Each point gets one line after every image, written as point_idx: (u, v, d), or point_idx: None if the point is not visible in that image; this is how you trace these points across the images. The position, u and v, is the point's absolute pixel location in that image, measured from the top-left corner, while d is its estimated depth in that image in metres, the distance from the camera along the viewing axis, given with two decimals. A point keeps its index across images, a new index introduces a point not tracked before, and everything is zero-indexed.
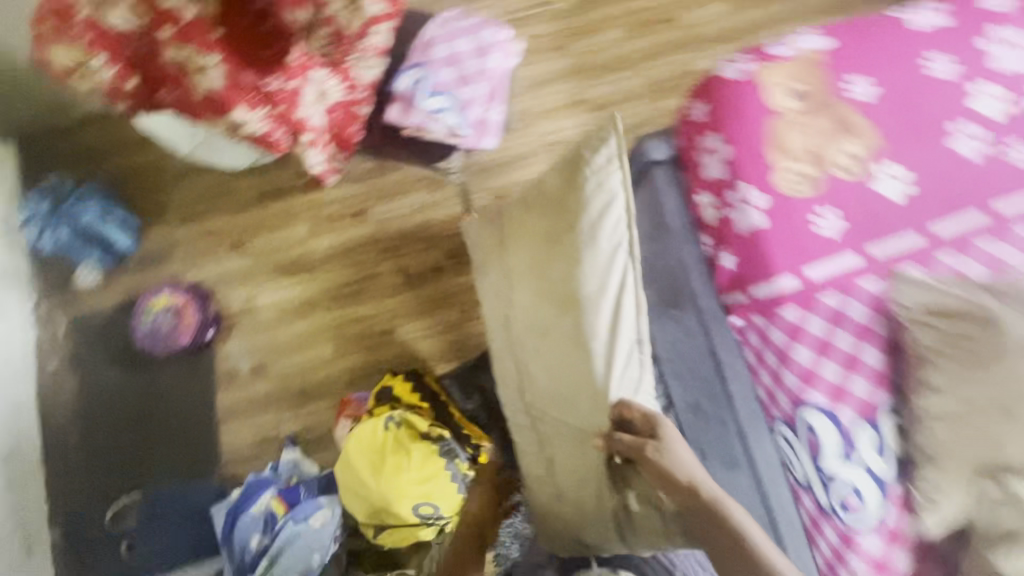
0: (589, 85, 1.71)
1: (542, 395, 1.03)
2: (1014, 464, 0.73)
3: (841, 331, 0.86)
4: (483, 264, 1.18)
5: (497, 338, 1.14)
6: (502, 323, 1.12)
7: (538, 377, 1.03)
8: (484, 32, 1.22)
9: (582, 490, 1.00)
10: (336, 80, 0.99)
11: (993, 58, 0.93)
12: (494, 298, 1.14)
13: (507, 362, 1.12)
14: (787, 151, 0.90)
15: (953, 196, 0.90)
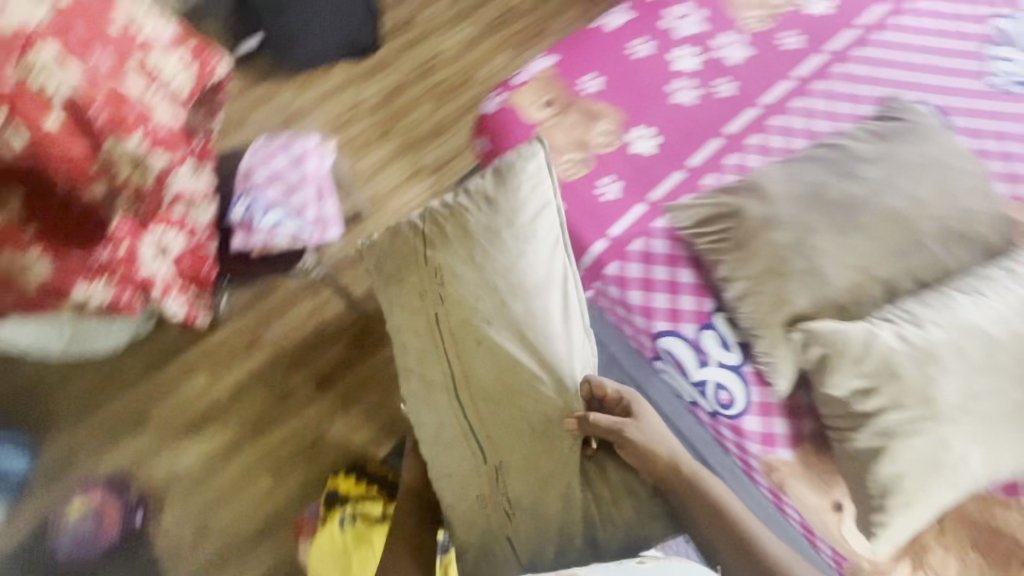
0: (423, 154, 1.92)
1: (485, 403, 0.95)
2: (802, 309, 0.88)
3: (654, 266, 1.02)
4: (400, 269, 1.04)
5: (414, 349, 1.02)
6: (412, 335, 1.02)
7: (478, 379, 0.96)
8: (295, 145, 1.35)
9: (546, 494, 0.92)
10: (170, 229, 1.07)
11: (675, 30, 1.19)
12: (409, 313, 1.02)
13: (426, 374, 1.00)
14: (555, 150, 1.10)
15: (689, 135, 1.11)
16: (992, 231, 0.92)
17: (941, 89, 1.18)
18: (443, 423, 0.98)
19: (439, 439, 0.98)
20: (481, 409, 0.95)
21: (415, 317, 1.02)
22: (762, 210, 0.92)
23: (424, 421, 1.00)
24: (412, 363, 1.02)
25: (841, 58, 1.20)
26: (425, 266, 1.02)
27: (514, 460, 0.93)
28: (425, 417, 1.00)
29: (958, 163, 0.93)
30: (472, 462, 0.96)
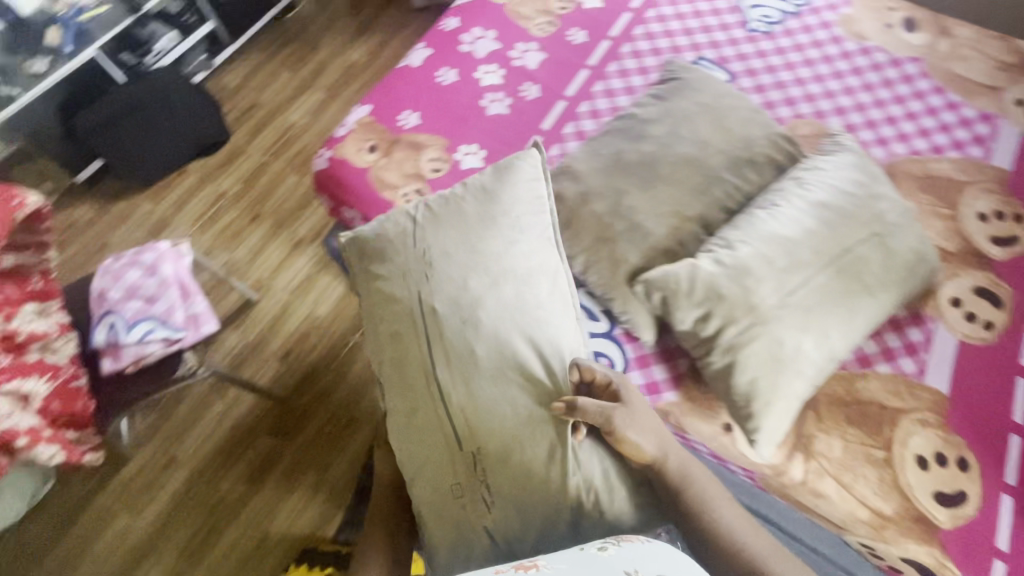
0: (298, 226, 1.93)
1: (473, 391, 0.87)
2: (635, 264, 0.96)
3: None
4: (386, 248, 0.97)
5: (389, 329, 0.94)
6: (380, 312, 0.95)
7: (461, 361, 0.89)
8: (147, 254, 1.32)
9: (530, 480, 0.84)
10: (24, 376, 1.07)
11: (473, 52, 1.30)
12: (389, 289, 0.95)
13: (396, 355, 0.92)
14: (390, 187, 1.15)
15: (510, 142, 1.21)
16: (774, 150, 1.05)
17: (712, 44, 1.34)
18: (416, 410, 0.90)
19: (410, 433, 0.90)
20: (461, 394, 0.88)
21: (387, 295, 0.95)
22: (577, 188, 1.00)
23: (399, 405, 0.92)
24: (383, 347, 0.94)
25: (624, 40, 1.34)
26: (413, 246, 0.95)
27: (495, 444, 0.85)
28: (402, 402, 0.91)
29: (727, 102, 1.06)
30: (447, 450, 0.86)
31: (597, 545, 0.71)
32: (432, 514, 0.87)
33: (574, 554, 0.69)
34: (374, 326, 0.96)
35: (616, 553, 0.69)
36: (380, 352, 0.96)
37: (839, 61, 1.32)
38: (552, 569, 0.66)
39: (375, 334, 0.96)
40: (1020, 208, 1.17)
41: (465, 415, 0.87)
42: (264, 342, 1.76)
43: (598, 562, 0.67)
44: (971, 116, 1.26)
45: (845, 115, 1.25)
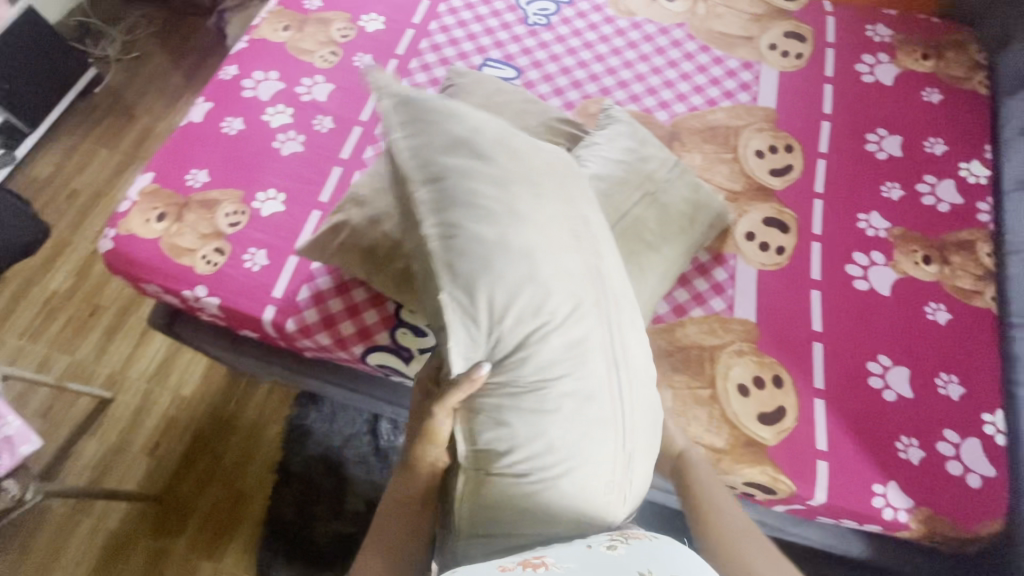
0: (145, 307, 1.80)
1: (645, 393, 0.70)
2: None
3: (327, 302, 1.07)
4: (535, 180, 0.65)
5: (546, 282, 0.61)
6: (547, 260, 0.61)
7: (636, 356, 0.68)
8: None
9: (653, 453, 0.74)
10: None
11: (257, 96, 1.27)
12: (555, 238, 0.63)
13: (569, 329, 0.62)
14: (187, 252, 1.10)
15: (309, 178, 1.18)
16: (551, 135, 1.10)
17: (496, 45, 1.38)
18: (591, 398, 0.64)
19: (568, 435, 0.64)
20: (639, 397, 0.68)
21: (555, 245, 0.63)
22: (362, 214, 1.00)
23: (555, 389, 0.63)
24: (536, 304, 0.61)
25: (411, 56, 1.36)
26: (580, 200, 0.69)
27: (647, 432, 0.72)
28: (570, 391, 0.63)
29: (498, 101, 1.11)
30: (615, 449, 0.67)
31: (602, 543, 0.66)
32: (537, 521, 0.68)
33: (582, 552, 0.64)
34: (534, 274, 0.61)
35: (626, 552, 0.64)
36: (534, 318, 0.61)
37: (615, 39, 1.41)
38: (562, 569, 0.61)
39: (544, 290, 0.61)
40: (788, 139, 1.29)
41: (634, 421, 0.68)
42: (127, 442, 1.63)
43: (608, 561, 0.62)
44: (736, 67, 1.38)
45: (627, 87, 1.34)
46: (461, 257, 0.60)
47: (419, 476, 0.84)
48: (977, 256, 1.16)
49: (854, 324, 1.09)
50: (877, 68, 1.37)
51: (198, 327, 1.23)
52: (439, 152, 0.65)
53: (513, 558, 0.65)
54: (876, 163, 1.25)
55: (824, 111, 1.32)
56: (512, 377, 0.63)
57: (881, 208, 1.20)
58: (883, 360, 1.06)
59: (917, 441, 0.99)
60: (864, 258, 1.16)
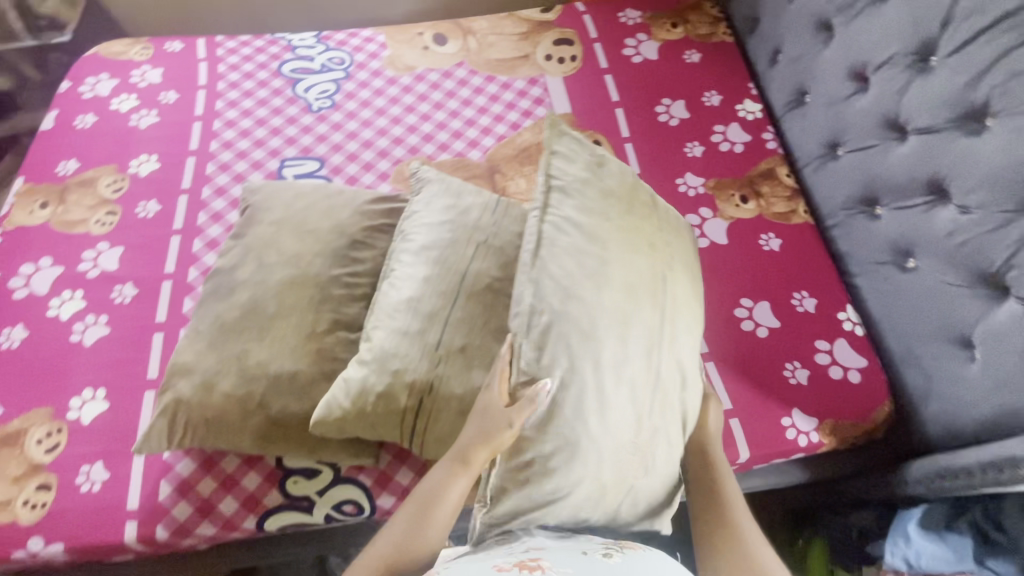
0: None
1: (675, 376, 0.78)
2: (299, 411, 0.89)
3: (197, 487, 0.94)
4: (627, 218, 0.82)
5: (608, 271, 0.76)
6: (612, 256, 0.78)
7: (677, 349, 0.79)
8: None
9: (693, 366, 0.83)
10: None
11: (33, 293, 1.11)
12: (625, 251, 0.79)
13: (618, 300, 0.75)
14: (2, 506, 0.92)
15: (128, 359, 1.04)
16: (368, 219, 1.06)
17: (287, 143, 1.32)
18: (624, 357, 0.74)
19: (604, 377, 0.72)
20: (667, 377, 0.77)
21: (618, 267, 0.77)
22: (192, 383, 0.89)
23: (600, 339, 0.73)
24: (585, 275, 0.75)
25: (200, 185, 1.25)
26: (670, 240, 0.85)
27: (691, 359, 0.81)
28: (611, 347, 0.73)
29: (301, 206, 1.05)
30: (648, 389, 0.75)
31: (598, 551, 0.65)
32: (565, 474, 0.71)
33: (578, 559, 0.62)
34: (601, 253, 0.77)
35: (622, 559, 0.62)
36: (591, 279, 0.75)
37: (405, 96, 1.41)
38: (559, 572, 0.58)
39: (603, 269, 0.76)
40: (593, 136, 1.36)
41: (665, 390, 0.77)
42: None
43: (602, 567, 0.60)
44: (524, 85, 1.44)
45: (433, 138, 1.34)
46: (560, 233, 0.78)
47: (439, 509, 0.75)
48: (779, 179, 1.28)
49: (710, 279, 1.16)
50: (641, 47, 1.49)
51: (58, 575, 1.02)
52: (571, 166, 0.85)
53: (510, 558, 0.62)
54: (673, 130, 1.36)
55: (613, 100, 1.41)
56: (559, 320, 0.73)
57: (691, 168, 1.30)
58: (746, 302, 1.13)
59: (800, 362, 1.07)
60: (696, 217, 1.24)
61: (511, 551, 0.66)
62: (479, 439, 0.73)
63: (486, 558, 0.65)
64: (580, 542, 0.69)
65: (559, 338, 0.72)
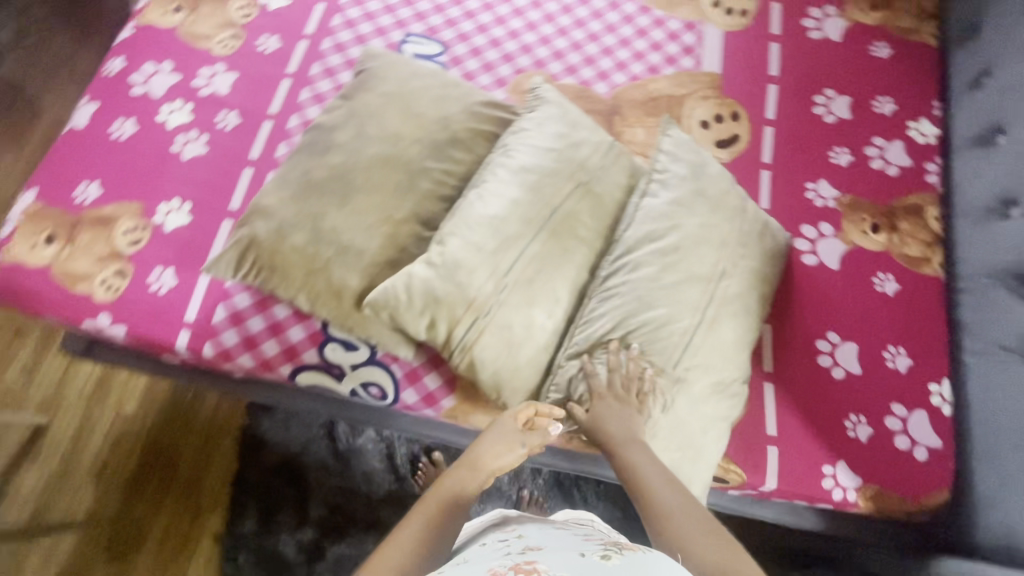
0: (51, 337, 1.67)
1: (709, 356, 0.85)
2: (358, 287, 0.89)
3: (248, 321, 0.99)
4: (706, 227, 0.89)
5: (671, 252, 0.87)
6: (683, 242, 0.87)
7: (722, 334, 0.86)
8: None
9: (738, 358, 0.87)
10: None
11: (149, 93, 1.14)
12: (699, 248, 0.88)
13: (675, 277, 0.86)
14: (84, 278, 1.00)
15: (217, 184, 1.08)
16: (476, 122, 1.00)
17: (416, 17, 1.25)
18: (665, 320, 0.85)
19: (637, 336, 0.84)
20: (691, 373, 0.84)
21: (679, 258, 0.87)
22: (268, 226, 0.90)
23: (651, 303, 0.85)
24: (649, 250, 0.87)
25: (322, 35, 1.22)
26: (745, 249, 0.90)
27: (735, 351, 0.86)
28: (639, 327, 0.84)
29: (414, 85, 1.00)
30: (681, 357, 0.84)
31: (597, 553, 0.63)
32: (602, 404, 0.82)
33: (572, 561, 0.60)
34: (671, 235, 0.88)
35: (621, 561, 0.60)
36: (658, 252, 0.87)
37: (548, 3, 1.29)
38: None
39: (667, 247, 0.87)
40: (733, 107, 1.21)
41: (695, 362, 0.84)
42: (56, 479, 1.55)
43: (596, 570, 0.58)
44: (677, 28, 1.28)
45: (564, 57, 1.24)
46: (645, 215, 0.89)
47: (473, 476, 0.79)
48: (924, 219, 1.12)
49: (806, 301, 1.05)
50: (824, 23, 1.29)
51: (117, 351, 1.14)
52: (669, 159, 0.94)
53: (506, 562, 0.63)
54: (825, 128, 1.19)
55: (771, 74, 1.24)
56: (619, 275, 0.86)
57: (829, 175, 1.15)
58: (832, 337, 1.03)
59: (865, 418, 0.98)
60: (813, 230, 1.11)
61: (507, 554, 0.67)
62: (497, 447, 0.80)
63: (481, 563, 0.66)
64: (580, 542, 0.68)
65: (591, 306, 0.86)
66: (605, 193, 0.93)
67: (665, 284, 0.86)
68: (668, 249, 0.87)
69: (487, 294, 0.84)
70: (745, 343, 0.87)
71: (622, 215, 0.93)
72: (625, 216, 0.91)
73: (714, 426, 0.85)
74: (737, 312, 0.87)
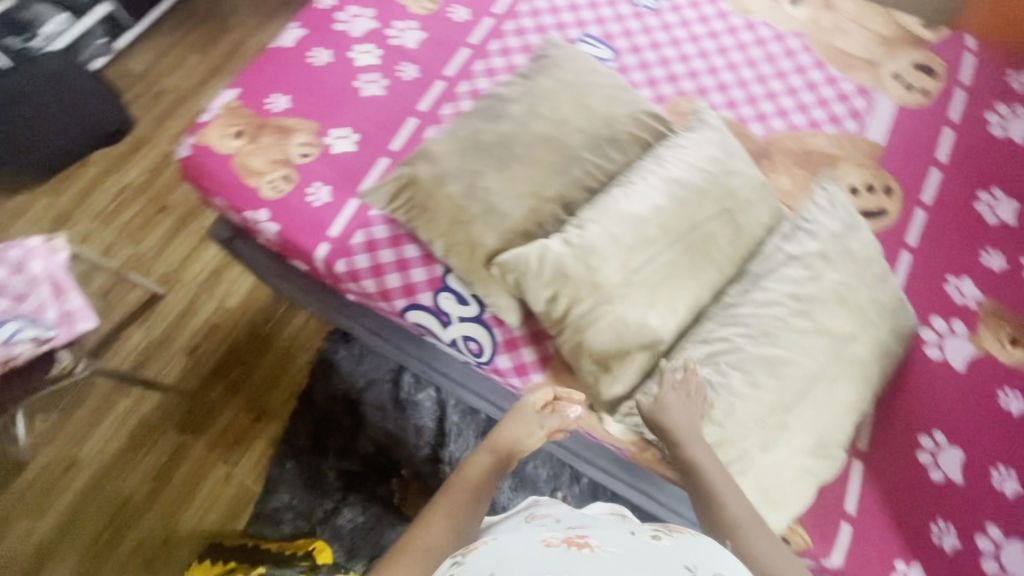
0: (186, 221, 1.87)
1: (818, 411, 0.83)
2: (492, 247, 0.94)
3: (380, 251, 1.07)
4: (844, 285, 0.88)
5: (802, 300, 0.87)
6: (817, 293, 0.87)
7: (835, 393, 0.84)
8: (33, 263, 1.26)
9: (844, 421, 0.84)
10: None
11: (349, 31, 1.27)
12: (832, 304, 0.87)
13: (801, 324, 0.85)
14: (257, 174, 1.12)
15: (385, 124, 1.18)
16: (637, 128, 1.04)
17: (597, 21, 1.31)
18: (783, 361, 0.83)
19: (751, 368, 0.83)
20: (798, 421, 0.83)
21: (810, 308, 0.86)
22: (430, 170, 0.98)
23: (772, 341, 0.84)
24: (780, 292, 0.87)
25: (508, 17, 1.31)
26: (880, 318, 0.88)
27: (843, 414, 0.84)
28: (756, 360, 0.84)
29: (589, 80, 1.06)
30: (792, 401, 0.82)
31: (648, 533, 0.62)
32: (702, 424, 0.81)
33: (625, 538, 0.61)
34: (806, 284, 0.88)
35: (672, 541, 0.59)
36: (790, 296, 0.87)
37: (724, 36, 1.32)
38: (607, 551, 0.57)
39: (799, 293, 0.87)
40: (889, 180, 1.18)
41: (802, 412, 0.83)
42: (157, 344, 1.72)
43: (651, 550, 0.58)
44: (850, 90, 1.27)
45: (727, 91, 1.26)
46: (782, 259, 0.90)
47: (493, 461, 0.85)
48: None
49: (920, 393, 1.00)
50: (1009, 122, 1.23)
51: (255, 246, 1.26)
52: (819, 213, 0.94)
53: (557, 536, 0.64)
54: (984, 226, 1.14)
55: (938, 158, 1.21)
56: (745, 306, 0.87)
57: (977, 275, 1.10)
58: (937, 437, 0.96)
59: (954, 528, 0.91)
60: (943, 325, 1.06)
61: (555, 529, 0.68)
62: (516, 427, 0.87)
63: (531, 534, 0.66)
64: (627, 524, 0.68)
65: (708, 328, 0.87)
66: (748, 226, 0.94)
67: (790, 328, 0.85)
68: (800, 295, 0.86)
69: (613, 286, 0.87)
70: (855, 410, 0.85)
71: (758, 252, 0.94)
72: (761, 255, 0.92)
73: (803, 482, 0.82)
74: (855, 376, 0.85)
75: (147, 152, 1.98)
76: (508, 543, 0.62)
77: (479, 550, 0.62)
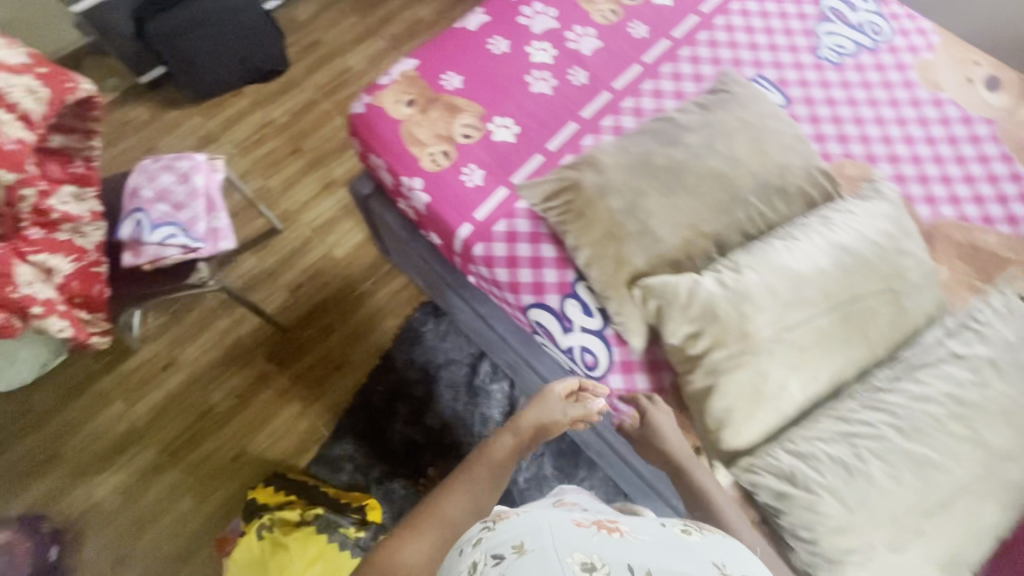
0: (315, 166, 1.98)
1: (957, 524, 0.78)
2: (640, 268, 0.94)
3: (518, 244, 1.09)
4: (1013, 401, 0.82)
5: (960, 403, 0.82)
6: (978, 401, 0.82)
7: (979, 511, 0.78)
8: (195, 177, 1.37)
9: (980, 542, 0.79)
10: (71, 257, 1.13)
11: (529, 26, 1.30)
12: (995, 415, 0.81)
13: (955, 427, 0.80)
14: (419, 143, 1.17)
15: (547, 123, 1.20)
16: (808, 185, 1.01)
17: (775, 65, 1.28)
18: (930, 462, 0.79)
19: (892, 460, 0.79)
20: (933, 530, 0.77)
21: (968, 414, 0.81)
22: (596, 179, 0.99)
23: (921, 439, 0.80)
24: (936, 389, 0.83)
25: (685, 43, 1.30)
26: None
27: (980, 533, 0.79)
28: (901, 454, 0.79)
29: (770, 125, 1.04)
30: (934, 508, 0.77)
31: (677, 526, 0.66)
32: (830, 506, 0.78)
33: (654, 527, 0.65)
34: (968, 388, 0.82)
35: (699, 539, 0.64)
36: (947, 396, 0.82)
37: (906, 106, 1.26)
38: (637, 537, 0.61)
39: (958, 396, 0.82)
40: None
41: (939, 521, 0.77)
42: (266, 274, 1.83)
43: (679, 542, 0.63)
44: None
45: (898, 164, 1.20)
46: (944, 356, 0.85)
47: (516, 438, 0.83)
48: None
49: None
50: None
51: (391, 209, 1.32)
52: (994, 317, 0.88)
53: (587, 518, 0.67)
54: None
55: None
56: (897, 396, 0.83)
57: None
58: None
59: None
60: None
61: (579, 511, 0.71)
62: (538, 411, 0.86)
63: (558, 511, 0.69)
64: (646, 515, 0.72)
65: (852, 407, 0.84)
66: (911, 312, 0.90)
67: (942, 429, 0.80)
68: (959, 399, 0.82)
69: (761, 339, 0.85)
70: (992, 532, 0.79)
71: (917, 340, 0.89)
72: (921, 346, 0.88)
73: None
74: (1003, 499, 0.79)
75: (294, 95, 2.10)
76: (542, 517, 0.65)
77: (509, 519, 0.65)
